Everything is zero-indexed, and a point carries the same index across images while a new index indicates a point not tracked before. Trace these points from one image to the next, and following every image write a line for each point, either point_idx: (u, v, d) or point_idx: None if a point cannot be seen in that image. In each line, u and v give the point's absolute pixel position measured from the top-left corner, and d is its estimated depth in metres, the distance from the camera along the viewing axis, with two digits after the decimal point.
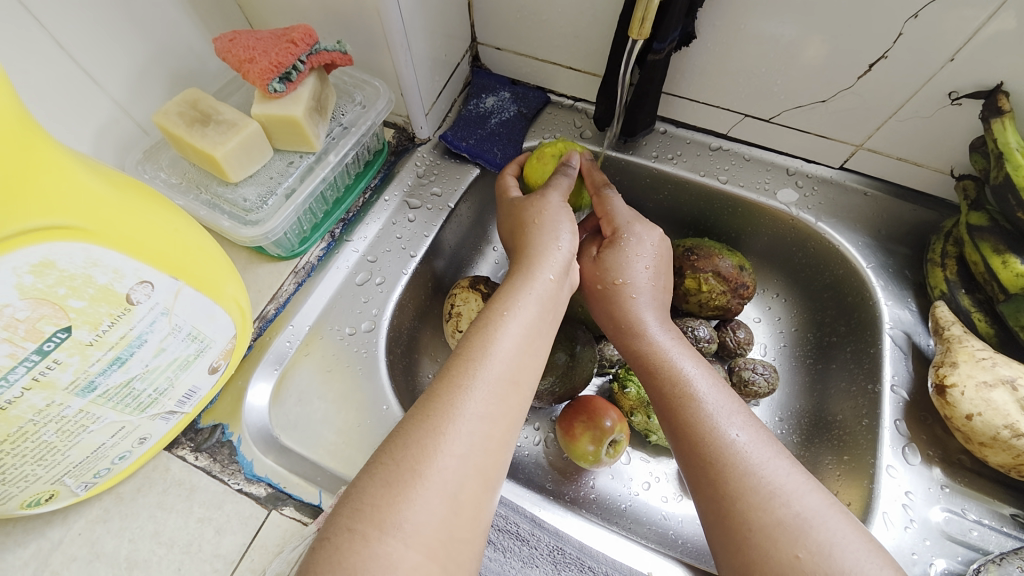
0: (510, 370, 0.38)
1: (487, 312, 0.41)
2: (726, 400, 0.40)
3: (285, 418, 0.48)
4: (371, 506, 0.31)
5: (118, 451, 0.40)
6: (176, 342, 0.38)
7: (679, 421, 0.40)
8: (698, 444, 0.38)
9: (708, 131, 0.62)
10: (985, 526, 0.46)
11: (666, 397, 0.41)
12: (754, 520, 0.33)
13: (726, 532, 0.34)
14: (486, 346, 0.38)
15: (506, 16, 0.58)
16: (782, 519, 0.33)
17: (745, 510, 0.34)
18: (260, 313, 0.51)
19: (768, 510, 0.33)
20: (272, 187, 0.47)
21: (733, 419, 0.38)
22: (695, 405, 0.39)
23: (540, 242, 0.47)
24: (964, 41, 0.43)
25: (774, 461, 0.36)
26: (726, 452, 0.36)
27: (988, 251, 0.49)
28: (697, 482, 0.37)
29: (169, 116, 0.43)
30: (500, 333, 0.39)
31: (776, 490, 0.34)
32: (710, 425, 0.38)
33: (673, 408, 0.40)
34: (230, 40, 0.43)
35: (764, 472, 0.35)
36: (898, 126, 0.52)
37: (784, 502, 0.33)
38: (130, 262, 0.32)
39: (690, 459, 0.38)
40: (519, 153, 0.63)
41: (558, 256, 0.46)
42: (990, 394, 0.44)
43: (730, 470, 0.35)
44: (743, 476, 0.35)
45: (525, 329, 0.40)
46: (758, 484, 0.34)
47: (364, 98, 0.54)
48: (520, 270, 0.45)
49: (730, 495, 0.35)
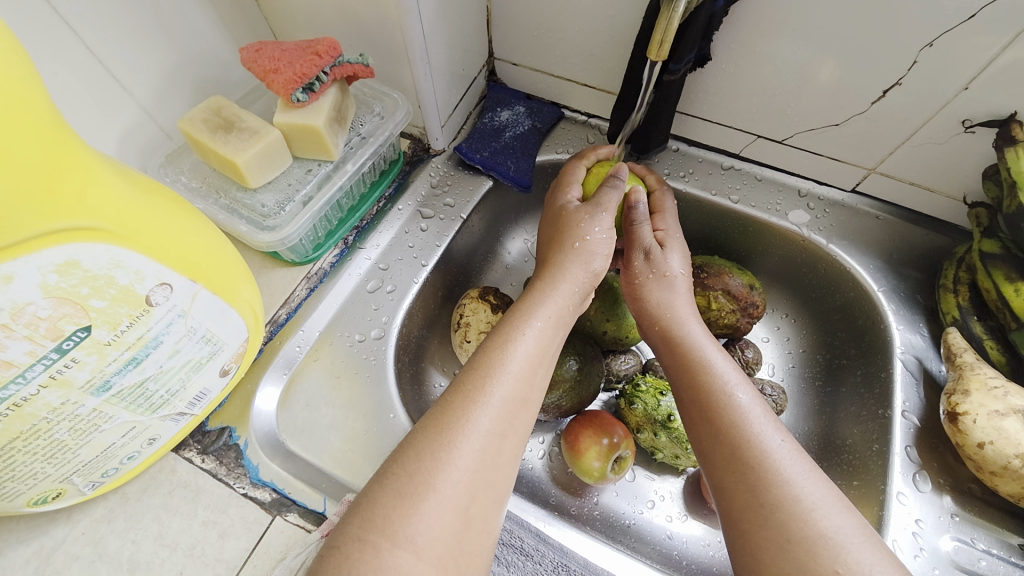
0: (521, 390, 0.38)
1: (504, 327, 0.42)
2: (761, 411, 0.40)
3: (292, 423, 0.48)
4: (386, 518, 0.30)
5: (127, 452, 0.40)
6: (191, 344, 0.38)
7: (712, 432, 0.40)
8: (736, 452, 0.38)
9: (720, 150, 0.63)
10: (994, 556, 0.45)
11: (697, 407, 0.42)
12: (794, 532, 0.33)
13: (764, 543, 0.34)
14: (503, 362, 0.38)
15: (524, 32, 0.60)
16: (822, 532, 0.33)
17: (784, 520, 0.34)
18: (272, 317, 0.52)
19: (808, 523, 0.34)
20: (290, 194, 0.48)
21: (772, 427, 0.39)
22: (729, 415, 0.40)
23: (569, 264, 0.47)
24: (978, 70, 0.44)
25: (809, 474, 0.36)
26: (764, 463, 0.37)
27: (1000, 279, 0.49)
28: (730, 493, 0.37)
29: (194, 122, 0.44)
30: (515, 350, 0.39)
31: (814, 502, 0.35)
32: (747, 435, 0.38)
33: (706, 418, 0.41)
34: (256, 50, 0.44)
35: (802, 483, 0.36)
36: (911, 151, 0.52)
37: (822, 515, 0.34)
38: (152, 264, 0.33)
39: (724, 469, 0.38)
40: (533, 166, 0.64)
41: (579, 282, 0.46)
42: (1001, 423, 0.43)
43: (768, 480, 0.36)
44: (784, 486, 0.35)
45: (538, 349, 0.41)
46: (797, 496, 0.35)
47: (382, 109, 0.55)
48: (539, 286, 0.46)
49: (770, 504, 0.35)
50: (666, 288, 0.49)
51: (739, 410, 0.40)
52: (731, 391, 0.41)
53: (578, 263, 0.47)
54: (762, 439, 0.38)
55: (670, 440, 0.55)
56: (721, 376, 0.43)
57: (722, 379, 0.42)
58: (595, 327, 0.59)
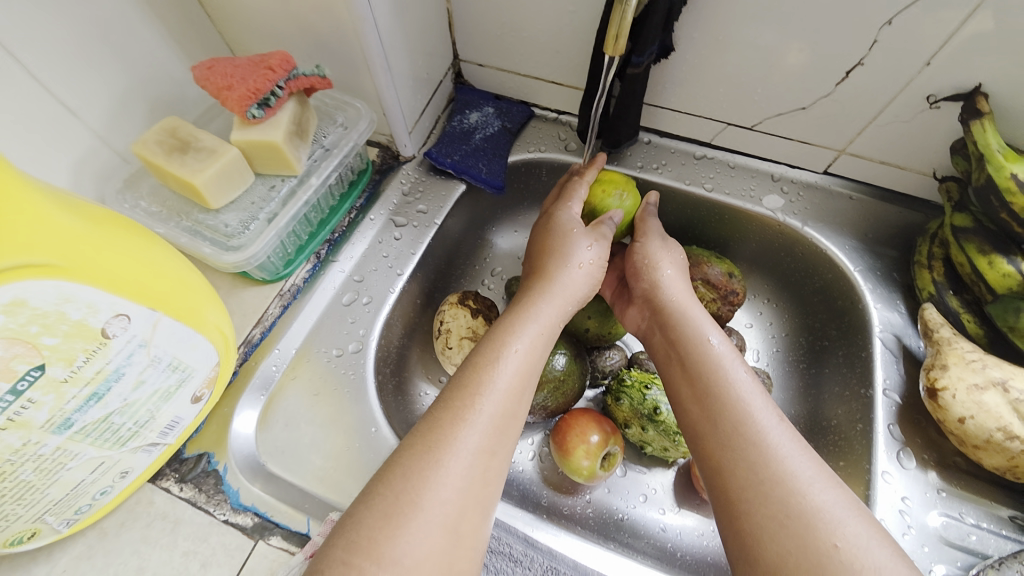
0: (509, 405, 0.38)
1: (496, 338, 0.42)
2: (756, 391, 0.40)
3: (273, 443, 0.48)
4: (370, 539, 0.30)
5: (100, 487, 0.39)
6: (157, 374, 0.37)
7: (709, 414, 0.40)
8: (733, 433, 0.38)
9: (691, 139, 0.63)
10: (984, 529, 0.45)
11: (694, 390, 0.42)
12: (793, 507, 0.33)
13: (763, 520, 0.34)
14: (494, 377, 0.39)
15: (487, 32, 0.59)
16: (819, 507, 0.33)
17: (784, 496, 0.34)
18: (245, 337, 0.51)
19: (806, 498, 0.34)
20: (254, 212, 0.47)
21: (766, 407, 0.39)
22: (726, 396, 0.40)
23: (557, 273, 0.48)
24: (941, 44, 0.44)
25: (802, 451, 0.37)
26: (763, 441, 0.37)
27: (973, 251, 0.49)
28: (727, 474, 0.37)
29: (148, 145, 0.43)
30: (506, 362, 0.40)
31: (809, 478, 0.35)
32: (745, 414, 0.39)
33: (705, 399, 0.41)
34: (207, 68, 0.43)
35: (797, 459, 0.36)
36: (879, 129, 0.53)
37: (818, 490, 0.34)
38: (106, 296, 0.32)
39: (722, 449, 0.38)
40: (505, 167, 0.63)
41: (571, 295, 0.48)
42: (981, 397, 0.44)
43: (766, 457, 0.36)
44: (782, 463, 0.36)
45: (528, 359, 0.41)
46: (794, 471, 0.35)
47: (346, 119, 0.54)
48: (529, 298, 0.46)
49: (769, 480, 0.35)
50: (664, 277, 0.51)
51: (736, 390, 0.40)
52: (728, 372, 0.42)
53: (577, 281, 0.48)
54: (756, 418, 0.38)
55: (658, 433, 0.55)
56: (716, 358, 0.43)
57: (717, 362, 0.43)
58: (578, 325, 0.58)
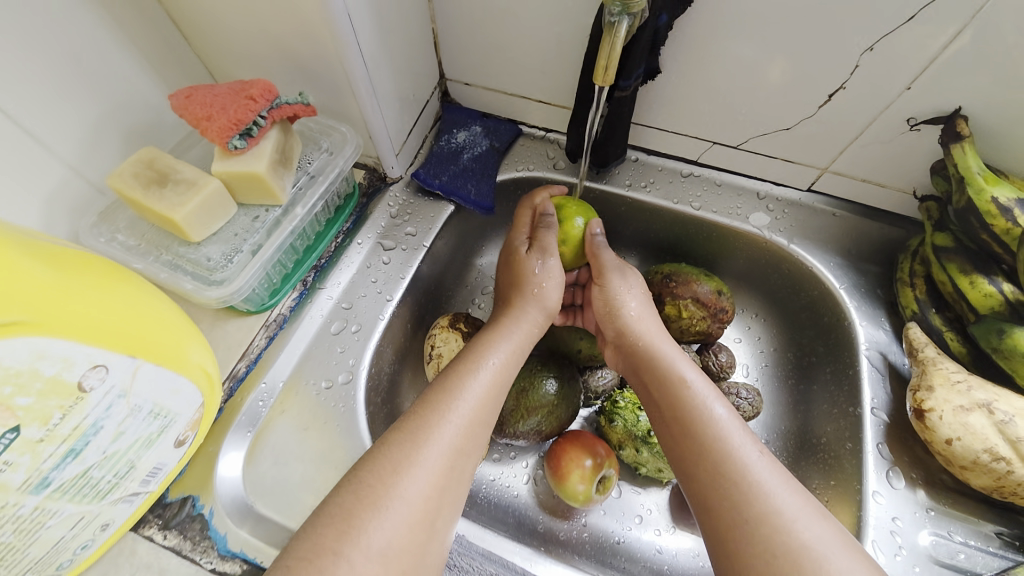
0: (457, 441, 0.38)
1: (453, 371, 0.42)
2: (737, 424, 0.41)
3: (259, 483, 0.46)
4: (317, 555, 0.30)
5: (80, 542, 0.37)
6: (137, 423, 0.35)
7: (692, 452, 0.40)
8: (717, 472, 0.38)
9: (678, 158, 0.63)
10: (972, 547, 0.46)
11: (677, 427, 0.42)
12: (780, 545, 0.34)
13: (753, 560, 0.34)
14: (439, 413, 0.38)
15: (473, 53, 0.58)
16: (806, 543, 0.34)
17: (770, 534, 0.34)
18: (230, 372, 0.49)
19: (793, 535, 0.34)
20: (237, 244, 0.45)
21: (749, 441, 0.40)
22: (710, 433, 0.40)
23: (522, 304, 0.50)
24: (921, 68, 0.45)
25: (787, 485, 0.37)
26: (747, 478, 0.37)
27: (955, 271, 0.50)
28: (716, 513, 0.37)
29: (124, 178, 0.41)
30: (460, 395, 0.40)
31: (794, 513, 0.35)
32: (728, 450, 0.39)
33: (687, 436, 0.41)
34: (186, 97, 0.42)
35: (781, 494, 0.36)
36: (860, 150, 0.54)
37: (803, 526, 0.35)
38: (82, 348, 0.31)
39: (711, 488, 0.38)
40: (493, 187, 0.63)
41: (531, 324, 0.49)
42: (966, 418, 0.45)
43: (751, 494, 0.36)
44: (766, 501, 0.36)
45: (485, 392, 0.41)
46: (779, 508, 0.36)
47: (331, 144, 0.52)
48: (486, 337, 0.46)
49: (756, 518, 0.35)
50: (634, 313, 0.50)
51: (718, 425, 0.40)
52: (709, 407, 0.42)
53: (535, 307, 0.50)
54: (740, 454, 0.38)
55: (653, 455, 0.55)
56: (697, 392, 0.43)
57: (699, 396, 0.43)
58: (569, 345, 0.59)
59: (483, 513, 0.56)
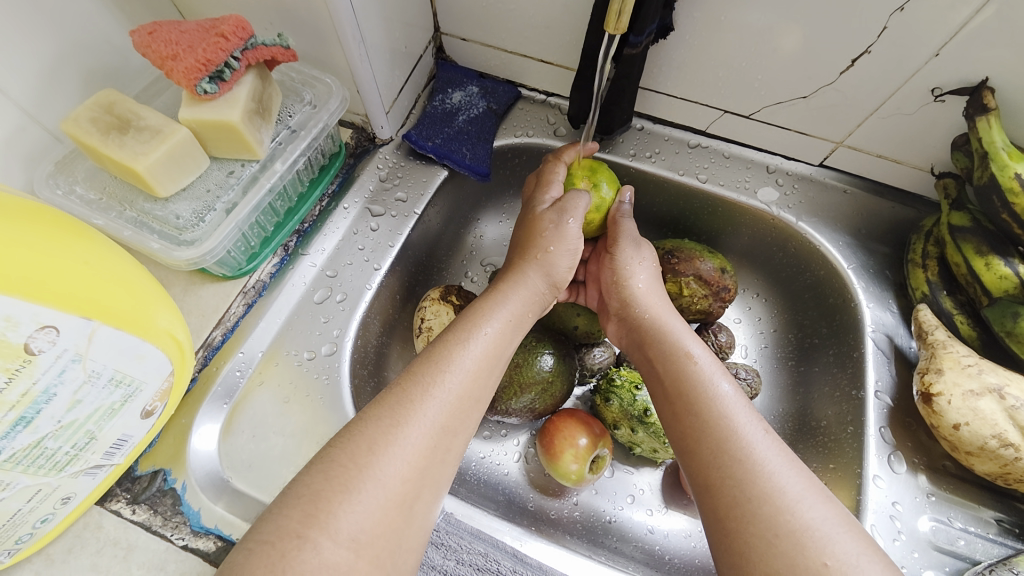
0: (443, 417, 0.35)
1: (444, 341, 0.40)
2: (741, 403, 0.39)
3: (237, 458, 0.44)
4: (279, 538, 0.28)
5: (39, 515, 0.35)
6: (96, 391, 0.32)
7: (694, 429, 0.38)
8: (718, 449, 0.36)
9: (686, 127, 0.60)
10: (971, 533, 0.46)
11: (679, 404, 0.40)
12: (782, 525, 0.32)
13: (753, 540, 0.32)
14: (425, 386, 0.36)
15: (471, 4, 0.54)
16: (809, 524, 0.32)
17: (772, 514, 0.32)
18: (205, 340, 0.46)
19: (795, 514, 0.32)
20: (210, 202, 0.42)
21: (753, 420, 0.37)
22: (712, 410, 0.38)
23: (525, 270, 0.47)
24: (949, 36, 0.41)
25: (790, 465, 0.35)
26: (750, 456, 0.35)
27: (970, 252, 0.48)
28: (715, 491, 0.35)
29: (80, 123, 0.37)
30: (449, 366, 0.38)
31: (798, 493, 0.33)
32: (731, 429, 0.37)
33: (689, 413, 0.39)
34: (149, 32, 0.37)
35: (785, 474, 0.34)
36: (880, 123, 0.50)
37: (807, 507, 0.33)
38: (26, 305, 0.27)
39: (710, 464, 0.36)
40: (490, 152, 0.59)
41: (532, 292, 0.47)
42: (976, 403, 0.43)
43: (754, 472, 0.34)
44: (769, 480, 0.34)
45: (475, 365, 0.39)
46: (782, 487, 0.33)
47: (314, 97, 0.48)
48: (479, 308, 0.44)
49: (757, 498, 0.33)
50: (642, 289, 0.49)
51: (721, 403, 0.38)
52: (713, 385, 0.40)
53: (540, 272, 0.47)
54: (742, 433, 0.36)
55: (648, 435, 0.53)
56: (700, 370, 0.41)
57: (702, 374, 0.41)
58: (566, 322, 0.56)
59: (473, 491, 0.54)
